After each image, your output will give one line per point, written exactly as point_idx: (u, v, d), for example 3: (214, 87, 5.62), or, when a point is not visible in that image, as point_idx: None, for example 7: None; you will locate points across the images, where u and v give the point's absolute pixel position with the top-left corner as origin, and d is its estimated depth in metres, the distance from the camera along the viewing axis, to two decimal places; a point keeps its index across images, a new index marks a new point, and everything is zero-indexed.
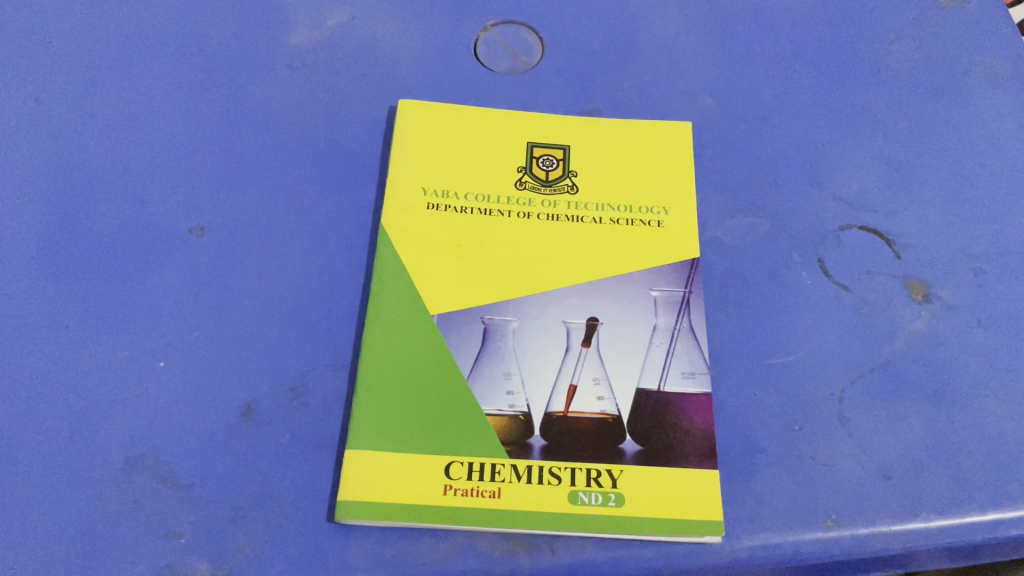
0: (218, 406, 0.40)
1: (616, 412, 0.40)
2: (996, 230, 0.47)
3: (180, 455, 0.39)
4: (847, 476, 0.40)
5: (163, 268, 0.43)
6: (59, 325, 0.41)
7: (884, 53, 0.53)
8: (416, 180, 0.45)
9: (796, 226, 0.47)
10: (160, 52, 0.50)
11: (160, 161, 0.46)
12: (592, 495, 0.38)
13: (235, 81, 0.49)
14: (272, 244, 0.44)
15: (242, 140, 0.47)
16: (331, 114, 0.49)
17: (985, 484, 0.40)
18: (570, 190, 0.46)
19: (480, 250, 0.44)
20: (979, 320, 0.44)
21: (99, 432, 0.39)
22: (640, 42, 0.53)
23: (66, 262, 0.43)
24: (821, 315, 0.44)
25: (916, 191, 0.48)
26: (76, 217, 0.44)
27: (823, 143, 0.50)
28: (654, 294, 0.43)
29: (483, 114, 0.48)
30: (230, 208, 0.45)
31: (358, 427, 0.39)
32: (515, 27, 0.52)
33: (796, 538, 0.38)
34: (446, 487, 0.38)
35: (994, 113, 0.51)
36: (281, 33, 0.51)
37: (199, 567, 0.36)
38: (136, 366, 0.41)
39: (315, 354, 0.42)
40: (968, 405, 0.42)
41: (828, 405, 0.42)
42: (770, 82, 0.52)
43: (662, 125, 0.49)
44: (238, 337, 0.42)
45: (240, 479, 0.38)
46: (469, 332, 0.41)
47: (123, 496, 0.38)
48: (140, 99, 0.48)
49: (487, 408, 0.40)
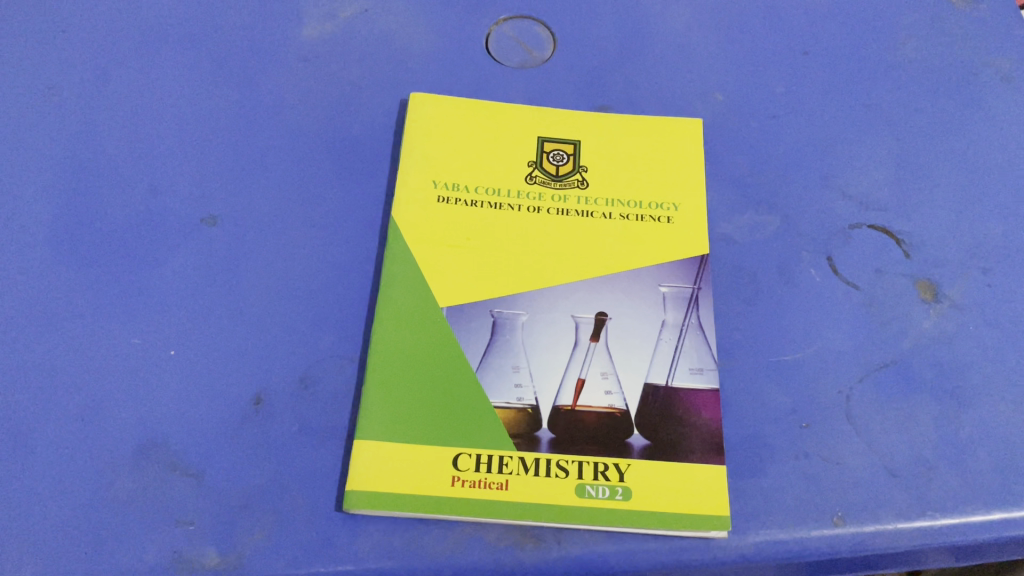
0: (228, 395, 0.40)
1: (624, 406, 0.40)
2: (1005, 230, 0.47)
3: (191, 443, 0.39)
4: (854, 473, 0.40)
5: (175, 257, 0.44)
6: (72, 313, 0.42)
7: (896, 52, 0.53)
8: (427, 173, 0.46)
9: (806, 225, 0.47)
10: (172, 44, 0.50)
11: (173, 152, 0.47)
12: (599, 488, 0.38)
13: (248, 73, 0.49)
14: (282, 234, 0.45)
15: (254, 132, 0.48)
16: (343, 106, 0.49)
17: (991, 483, 0.40)
18: (581, 185, 0.46)
19: (489, 244, 0.44)
20: (987, 320, 0.44)
21: (111, 419, 0.39)
22: (652, 37, 0.53)
23: (79, 249, 0.43)
24: (830, 314, 0.44)
25: (926, 190, 0.48)
26: (90, 206, 0.45)
27: (834, 141, 0.50)
28: (663, 290, 0.43)
29: (494, 108, 0.48)
30: (242, 198, 0.45)
31: (367, 417, 0.39)
32: (525, 20, 0.53)
33: (802, 534, 0.38)
34: (454, 479, 0.38)
35: (1007, 114, 0.51)
36: (293, 25, 0.51)
37: (207, 555, 0.37)
38: (147, 355, 0.41)
39: (324, 346, 0.42)
40: (976, 405, 0.42)
41: (836, 403, 0.42)
42: (781, 79, 0.52)
43: (673, 122, 0.49)
44: (248, 328, 0.42)
45: (249, 468, 0.39)
46: (478, 325, 0.42)
47: (133, 483, 0.38)
48: (154, 89, 0.49)
49: (495, 401, 0.40)
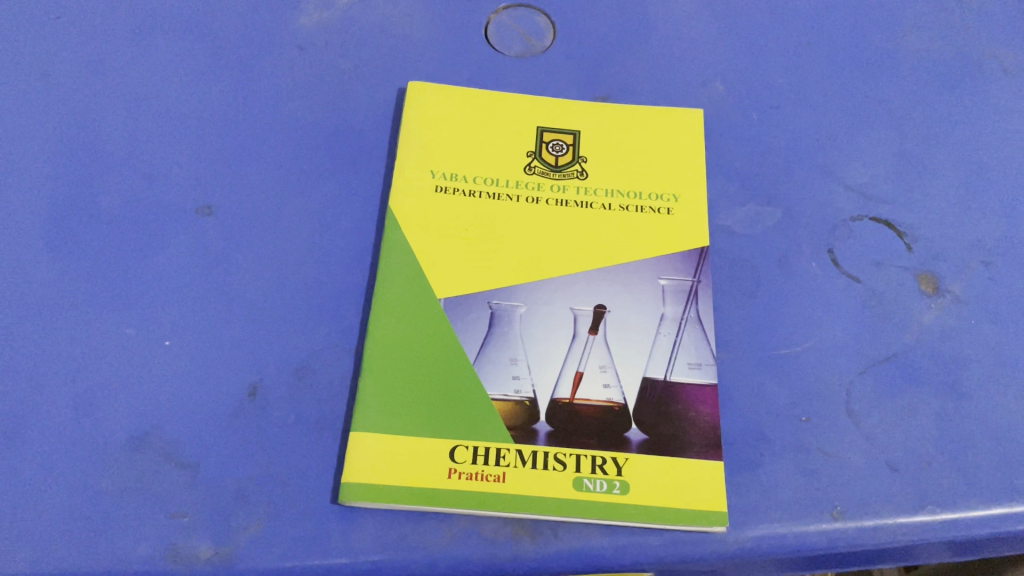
0: (222, 386, 0.40)
1: (622, 400, 0.40)
2: (1006, 223, 0.47)
3: (185, 434, 0.39)
4: (854, 467, 0.40)
5: (169, 247, 0.43)
6: (66, 302, 0.41)
7: (900, 44, 0.52)
8: (426, 162, 0.45)
9: (807, 217, 0.46)
10: (167, 30, 0.50)
11: (168, 140, 0.46)
12: (598, 482, 0.38)
13: (246, 61, 0.49)
14: (279, 224, 0.44)
15: (250, 120, 0.47)
16: (340, 94, 0.48)
17: (992, 478, 0.40)
18: (580, 175, 0.46)
19: (488, 235, 0.43)
20: (989, 314, 0.44)
21: (104, 410, 0.39)
22: (653, 27, 0.52)
23: (72, 238, 0.43)
24: (831, 306, 0.44)
25: (929, 183, 0.48)
26: (83, 194, 0.44)
27: (837, 134, 0.49)
28: (663, 283, 0.43)
29: (494, 97, 0.48)
30: (237, 187, 0.45)
31: (363, 409, 0.39)
32: (526, 9, 0.52)
33: (801, 529, 0.38)
34: (451, 471, 0.38)
35: (1010, 107, 0.50)
36: (290, 13, 0.51)
37: (201, 547, 0.36)
38: (140, 344, 0.41)
39: (320, 337, 0.41)
40: (977, 399, 0.42)
41: (836, 396, 0.41)
42: (783, 70, 0.51)
43: (674, 113, 0.49)
44: (243, 318, 0.42)
45: (244, 459, 0.38)
46: (476, 317, 0.41)
47: (126, 475, 0.38)
48: (151, 76, 0.48)
49: (493, 393, 0.40)
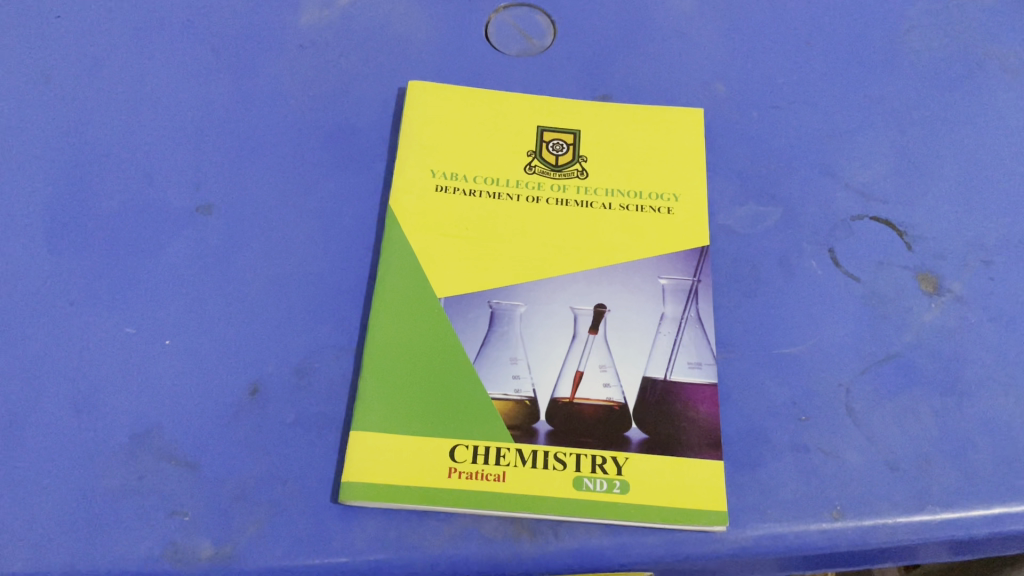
0: (222, 386, 0.40)
1: (622, 399, 0.40)
2: (1006, 223, 0.47)
3: (186, 433, 0.39)
4: (855, 466, 0.40)
5: (169, 246, 0.43)
6: (66, 301, 0.41)
7: (900, 43, 0.52)
8: (426, 162, 0.45)
9: (807, 217, 0.46)
10: (168, 30, 0.50)
11: (169, 139, 0.46)
12: (598, 481, 0.38)
13: (246, 60, 0.49)
14: (280, 223, 0.44)
15: (251, 119, 0.47)
16: (341, 93, 0.48)
17: (992, 478, 0.40)
18: (580, 175, 0.46)
19: (488, 234, 0.43)
20: (989, 313, 0.44)
21: (104, 409, 0.39)
22: (653, 27, 0.52)
23: (72, 237, 0.43)
24: (831, 306, 0.44)
25: (929, 183, 0.48)
26: (84, 194, 0.44)
27: (837, 133, 0.49)
28: (663, 282, 0.43)
29: (494, 96, 0.48)
30: (238, 186, 0.45)
31: (363, 409, 0.39)
32: (526, 9, 0.52)
33: (801, 528, 0.38)
34: (451, 470, 0.38)
35: (1010, 107, 0.50)
36: (290, 13, 0.51)
37: (202, 546, 0.36)
38: (140, 344, 0.41)
39: (321, 336, 0.41)
40: (977, 399, 0.42)
41: (836, 396, 0.41)
42: (783, 70, 0.51)
43: (675, 112, 0.49)
44: (243, 318, 0.42)
45: (244, 458, 0.38)
46: (477, 316, 0.41)
47: (126, 474, 0.38)
48: (151, 75, 0.48)
49: (493, 392, 0.40)
